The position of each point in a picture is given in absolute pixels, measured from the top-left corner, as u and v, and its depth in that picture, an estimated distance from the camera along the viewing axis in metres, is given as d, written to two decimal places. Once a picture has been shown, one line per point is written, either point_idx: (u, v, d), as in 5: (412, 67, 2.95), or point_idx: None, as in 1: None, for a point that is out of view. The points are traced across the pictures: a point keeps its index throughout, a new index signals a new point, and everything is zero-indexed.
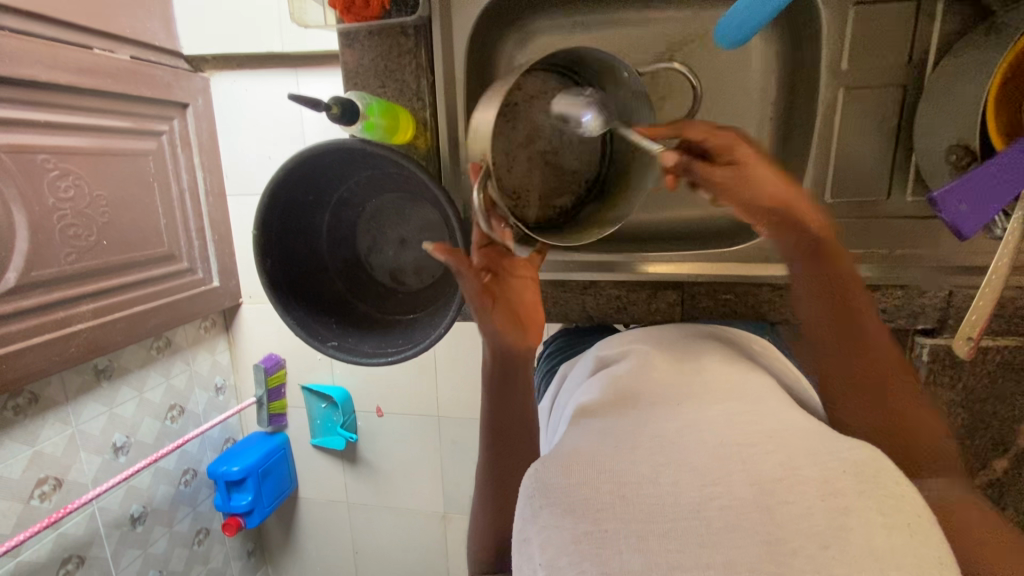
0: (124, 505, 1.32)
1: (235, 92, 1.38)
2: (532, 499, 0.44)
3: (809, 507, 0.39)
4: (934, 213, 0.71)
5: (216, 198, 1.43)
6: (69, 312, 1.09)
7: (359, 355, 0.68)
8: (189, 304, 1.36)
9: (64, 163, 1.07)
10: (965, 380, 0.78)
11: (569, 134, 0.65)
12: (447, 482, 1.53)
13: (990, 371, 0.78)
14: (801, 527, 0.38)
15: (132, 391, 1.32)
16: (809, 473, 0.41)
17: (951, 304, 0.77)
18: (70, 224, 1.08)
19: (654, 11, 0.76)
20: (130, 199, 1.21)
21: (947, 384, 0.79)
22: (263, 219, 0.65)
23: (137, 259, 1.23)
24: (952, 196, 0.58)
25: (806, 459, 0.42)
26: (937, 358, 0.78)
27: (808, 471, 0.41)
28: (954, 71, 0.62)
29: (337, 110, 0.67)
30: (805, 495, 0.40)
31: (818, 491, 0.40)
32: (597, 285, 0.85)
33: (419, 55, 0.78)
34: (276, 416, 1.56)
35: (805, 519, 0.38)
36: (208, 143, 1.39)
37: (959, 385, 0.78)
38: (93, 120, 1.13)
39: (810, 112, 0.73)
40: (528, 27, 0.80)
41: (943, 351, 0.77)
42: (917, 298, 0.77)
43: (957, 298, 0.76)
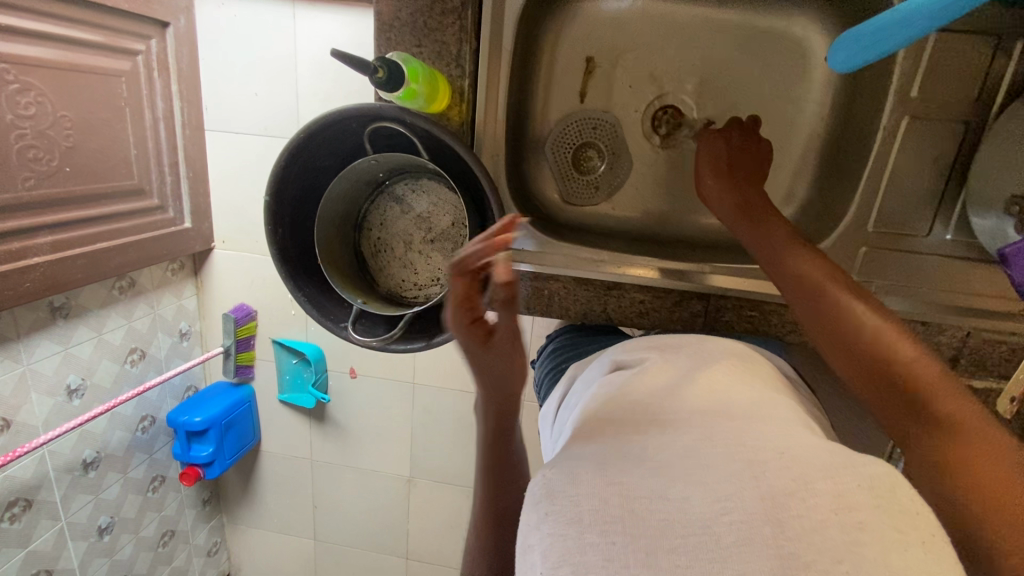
0: (76, 450, 1.25)
1: (222, 17, 1.25)
2: (537, 504, 0.44)
3: (823, 521, 0.39)
4: (964, 253, 0.74)
5: (194, 131, 1.30)
6: (26, 243, 0.99)
7: (414, 325, 0.65)
8: (157, 244, 1.26)
9: (26, 77, 0.95)
10: None
11: (425, 208, 0.70)
12: (416, 447, 1.52)
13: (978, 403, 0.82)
14: (815, 541, 0.38)
15: (90, 331, 1.23)
16: (820, 485, 0.41)
17: (967, 343, 0.76)
18: (29, 145, 0.97)
19: (715, 12, 0.79)
20: (99, 123, 1.09)
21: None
22: (276, 198, 0.60)
23: (103, 190, 1.13)
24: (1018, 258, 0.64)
25: (819, 472, 0.42)
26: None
27: (822, 484, 0.41)
28: None
29: (382, 74, 0.62)
30: (817, 508, 0.40)
31: (832, 504, 0.40)
32: (621, 287, 0.82)
33: (464, 16, 0.71)
34: (243, 367, 1.51)
35: (817, 531, 0.39)
36: (189, 71, 1.26)
37: None
38: (59, 28, 1.00)
39: (871, 137, 0.74)
40: (578, 9, 0.80)
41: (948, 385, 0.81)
42: (937, 334, 0.76)
43: (973, 339, 0.75)
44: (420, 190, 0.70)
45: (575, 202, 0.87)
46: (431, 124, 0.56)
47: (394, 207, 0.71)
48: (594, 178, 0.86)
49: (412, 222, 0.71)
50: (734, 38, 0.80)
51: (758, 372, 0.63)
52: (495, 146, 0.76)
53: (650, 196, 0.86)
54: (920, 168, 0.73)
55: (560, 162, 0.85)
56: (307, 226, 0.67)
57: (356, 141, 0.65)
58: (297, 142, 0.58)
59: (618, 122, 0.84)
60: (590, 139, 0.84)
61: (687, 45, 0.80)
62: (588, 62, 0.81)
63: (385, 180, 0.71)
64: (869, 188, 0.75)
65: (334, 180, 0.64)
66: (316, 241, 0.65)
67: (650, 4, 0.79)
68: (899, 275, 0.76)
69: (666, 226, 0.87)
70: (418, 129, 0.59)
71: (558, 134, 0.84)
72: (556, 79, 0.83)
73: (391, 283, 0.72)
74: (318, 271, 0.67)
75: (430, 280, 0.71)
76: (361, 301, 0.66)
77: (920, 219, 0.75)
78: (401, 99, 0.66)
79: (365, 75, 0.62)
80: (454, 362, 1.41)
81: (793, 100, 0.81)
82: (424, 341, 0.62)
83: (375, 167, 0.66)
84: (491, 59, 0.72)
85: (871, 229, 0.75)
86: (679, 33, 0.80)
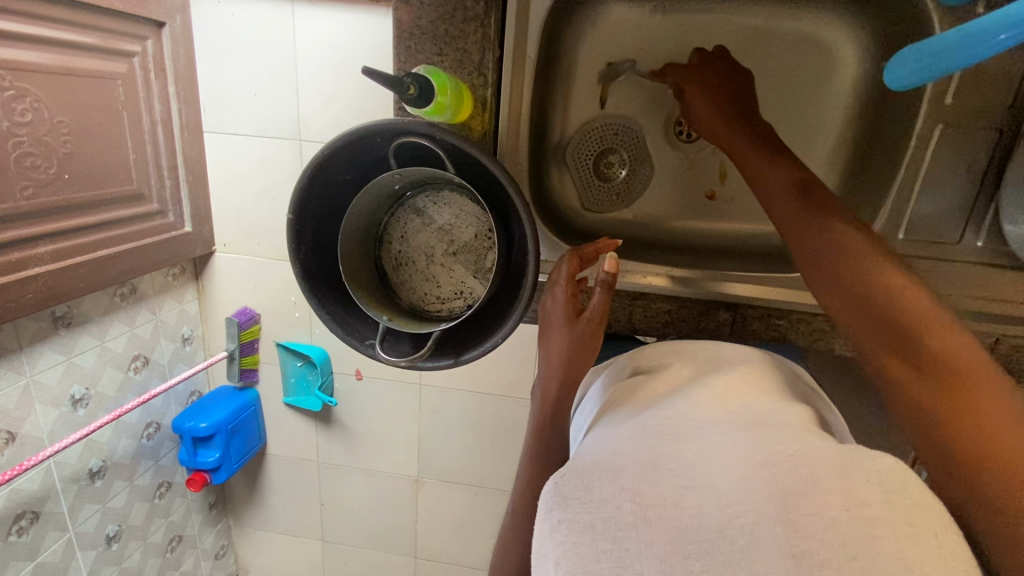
0: (82, 459, 1.24)
1: (219, 17, 1.21)
2: (550, 513, 0.44)
3: (834, 517, 0.38)
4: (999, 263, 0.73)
5: (193, 134, 1.28)
6: (26, 253, 0.96)
7: (441, 344, 0.64)
8: (157, 250, 1.24)
9: (21, 82, 0.92)
10: None
11: (447, 221, 0.69)
12: (424, 448, 1.52)
13: None
14: (829, 539, 0.36)
15: (93, 340, 1.21)
16: (829, 482, 0.40)
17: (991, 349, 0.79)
18: (26, 152, 0.94)
19: (739, 15, 0.77)
20: (96, 128, 1.06)
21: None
22: (298, 216, 0.59)
23: (102, 197, 1.10)
24: None
25: (829, 471, 0.41)
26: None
27: (831, 482, 0.40)
28: None
29: (414, 91, 0.62)
30: (829, 506, 0.38)
31: (843, 501, 0.38)
32: (648, 297, 0.83)
33: (486, 25, 0.69)
34: (247, 371, 1.49)
35: (829, 529, 0.37)
36: (185, 72, 1.23)
37: None
38: (52, 31, 0.97)
39: (901, 147, 0.74)
40: (600, 10, 0.78)
41: None
42: None
43: None
44: (441, 203, 0.69)
45: (594, 209, 0.85)
46: (460, 139, 0.54)
47: (414, 221, 0.70)
48: (614, 186, 0.84)
49: (434, 236, 0.70)
50: (757, 41, 0.78)
51: (774, 377, 0.62)
52: (516, 156, 0.75)
53: (671, 203, 0.85)
54: (950, 166, 0.72)
55: (580, 170, 0.84)
56: (327, 241, 0.65)
57: (380, 155, 0.63)
58: (321, 158, 0.56)
59: (640, 129, 0.82)
60: (611, 146, 0.83)
61: (711, 49, 0.79)
62: (609, 68, 0.80)
63: (406, 194, 0.69)
64: (898, 199, 0.74)
65: (356, 198, 0.62)
66: (339, 258, 0.63)
67: (672, 9, 0.78)
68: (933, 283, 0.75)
69: (691, 233, 0.85)
70: (446, 144, 0.58)
71: (579, 141, 0.83)
72: (576, 85, 0.81)
73: (414, 297, 0.71)
74: (339, 288, 0.66)
75: (455, 294, 0.70)
76: (387, 319, 0.64)
77: (952, 228, 0.73)
78: (429, 113, 0.66)
79: (392, 91, 0.61)
80: None
81: (817, 105, 0.80)
82: (453, 357, 0.61)
83: (395, 181, 0.65)
84: (515, 70, 0.71)
85: (901, 238, 0.74)
86: (702, 37, 0.78)
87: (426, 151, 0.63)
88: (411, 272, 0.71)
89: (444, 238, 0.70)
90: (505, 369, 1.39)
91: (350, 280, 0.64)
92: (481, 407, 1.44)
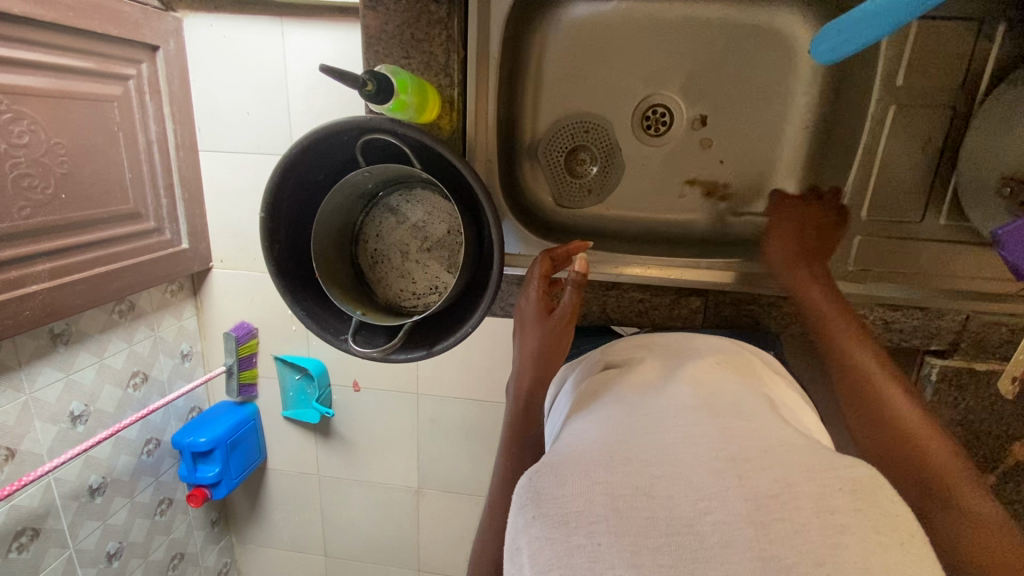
0: (81, 477, 1.25)
1: (213, 39, 1.25)
2: (524, 508, 0.42)
3: (805, 524, 0.37)
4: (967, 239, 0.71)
5: (188, 153, 1.31)
6: (23, 271, 0.99)
7: (415, 337, 0.66)
8: (154, 267, 1.26)
9: (17, 106, 0.96)
10: (967, 401, 0.81)
11: (419, 219, 0.71)
12: (423, 458, 1.51)
13: (993, 395, 0.80)
14: (798, 545, 0.36)
15: (91, 357, 1.23)
16: (802, 488, 0.39)
17: None
18: (23, 173, 0.97)
19: (700, 6, 0.76)
20: (92, 149, 1.09)
21: (949, 403, 0.81)
22: (270, 214, 0.60)
23: (98, 216, 1.13)
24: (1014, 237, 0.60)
25: (803, 475, 0.40)
26: (945, 378, 0.79)
27: (803, 487, 0.39)
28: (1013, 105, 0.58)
29: (371, 88, 0.61)
30: (800, 512, 0.37)
31: (813, 506, 0.38)
32: (620, 287, 0.84)
33: (450, 27, 0.71)
34: (247, 386, 1.50)
35: (799, 534, 0.36)
36: (180, 93, 1.27)
37: (961, 405, 0.81)
38: (48, 57, 1.00)
39: (856, 126, 0.72)
40: (560, 8, 0.77)
41: (951, 372, 0.79)
42: (935, 320, 0.76)
43: None
44: (413, 200, 0.70)
45: (567, 205, 0.84)
46: (421, 133, 0.56)
47: (387, 220, 0.72)
48: (586, 182, 0.84)
49: (408, 233, 0.71)
50: (722, 34, 0.76)
51: (741, 364, 0.61)
52: (483, 155, 0.76)
53: (644, 197, 0.83)
54: (907, 148, 0.71)
55: (552, 165, 0.83)
56: (301, 239, 0.67)
57: (349, 154, 0.65)
58: (290, 157, 0.58)
59: (608, 124, 0.81)
60: (582, 143, 0.82)
61: (676, 43, 0.77)
62: (572, 63, 0.79)
63: (379, 193, 0.71)
64: (857, 183, 0.73)
65: (327, 197, 0.64)
66: (312, 255, 0.65)
67: (633, 6, 0.76)
68: (900, 263, 0.73)
69: (667, 226, 0.84)
70: (411, 139, 0.59)
71: (549, 138, 0.82)
72: (543, 82, 0.80)
73: (390, 294, 0.72)
74: (314, 286, 0.67)
75: (429, 289, 0.71)
76: (360, 313, 0.66)
77: (912, 206, 0.72)
78: (390, 111, 0.66)
79: (354, 89, 0.61)
80: (457, 371, 1.41)
81: (781, 98, 0.78)
82: (425, 350, 0.63)
83: (365, 180, 0.66)
84: (479, 69, 0.72)
85: (863, 216, 0.73)
86: (666, 33, 0.77)
87: (393, 148, 0.65)
88: (386, 269, 0.72)
89: (418, 235, 0.71)
90: (502, 375, 1.39)
91: (323, 276, 0.66)
92: (478, 415, 1.44)
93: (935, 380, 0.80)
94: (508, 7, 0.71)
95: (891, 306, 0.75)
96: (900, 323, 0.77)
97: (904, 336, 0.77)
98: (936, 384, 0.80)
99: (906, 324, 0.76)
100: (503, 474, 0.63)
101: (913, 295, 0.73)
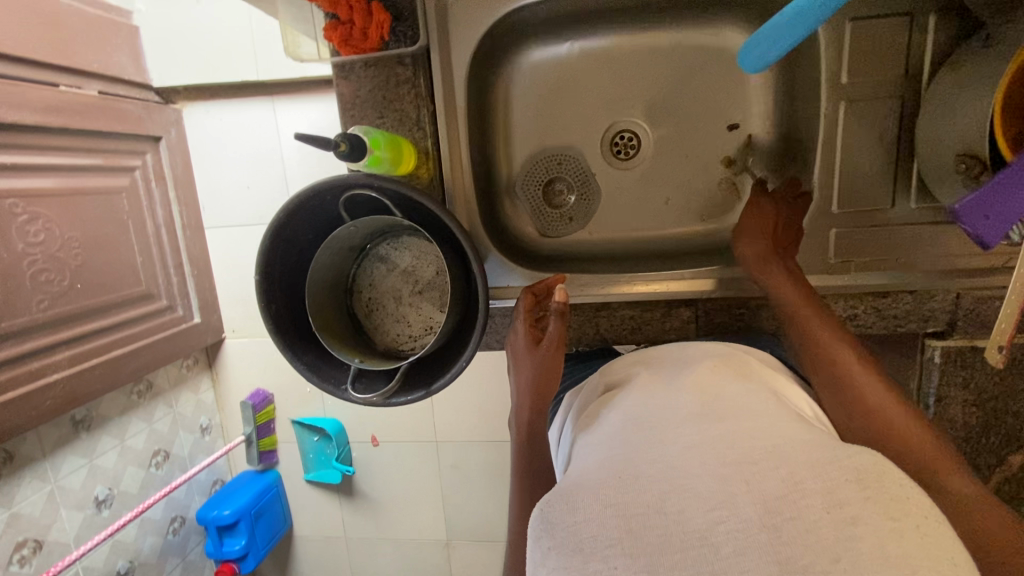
0: (109, 562, 1.25)
1: (211, 124, 1.34)
2: (539, 540, 0.42)
3: (816, 520, 0.36)
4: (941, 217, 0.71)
5: (195, 232, 1.37)
6: (44, 362, 1.03)
7: (416, 380, 0.67)
8: (169, 344, 1.29)
9: (33, 208, 1.02)
10: (977, 378, 0.79)
11: (409, 264, 0.74)
12: (449, 508, 1.48)
13: (1002, 370, 0.78)
14: (809, 542, 0.35)
15: (113, 440, 1.25)
16: (809, 484, 0.38)
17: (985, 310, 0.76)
18: (40, 269, 1.02)
19: (647, 33, 0.80)
20: (103, 239, 1.15)
21: (959, 385, 0.80)
22: (265, 275, 0.63)
23: (113, 301, 1.17)
24: (972, 209, 0.56)
25: (808, 471, 0.39)
26: (950, 359, 0.79)
27: (811, 484, 0.38)
28: (961, 82, 0.60)
29: (345, 148, 0.64)
30: (810, 508, 0.37)
31: (822, 502, 0.37)
32: (610, 306, 0.85)
33: (417, 85, 0.77)
34: (266, 454, 1.49)
35: (811, 532, 0.36)
36: (183, 177, 1.34)
37: (971, 384, 0.79)
38: (60, 158, 1.07)
39: (812, 124, 0.74)
40: (522, 53, 0.82)
41: (955, 352, 0.78)
42: (928, 301, 0.76)
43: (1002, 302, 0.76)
44: (402, 247, 0.74)
45: (551, 235, 0.87)
46: (396, 184, 0.59)
47: (379, 269, 0.75)
48: (566, 210, 0.86)
49: (399, 278, 0.74)
50: (674, 55, 0.80)
51: (741, 367, 0.61)
52: (464, 197, 0.79)
53: (625, 218, 0.85)
54: (865, 138, 0.72)
55: (532, 199, 0.86)
56: (297, 296, 0.69)
57: (336, 212, 0.68)
58: (278, 222, 0.61)
59: (580, 154, 0.84)
60: (557, 174, 0.85)
61: (631, 70, 0.81)
62: (538, 101, 0.83)
63: (370, 244, 0.74)
64: (823, 179, 0.73)
65: (318, 254, 0.68)
66: (309, 310, 0.67)
67: (586, 43, 0.81)
68: (880, 249, 0.74)
69: (652, 242, 0.85)
70: (391, 192, 0.62)
71: (525, 174, 0.86)
72: (512, 123, 0.85)
73: (388, 339, 0.75)
74: (314, 341, 0.69)
75: (424, 329, 0.73)
76: (359, 360, 0.67)
77: (883, 193, 0.73)
78: (367, 166, 0.70)
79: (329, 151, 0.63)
80: (473, 414, 1.40)
81: (739, 106, 0.81)
82: (424, 389, 0.64)
83: (353, 233, 0.70)
84: (449, 118, 0.76)
85: (834, 210, 0.73)
86: (622, 63, 0.81)
87: (375, 202, 0.68)
88: (383, 316, 0.75)
89: (409, 279, 0.74)
90: None
91: (320, 329, 0.68)
92: (499, 456, 1.42)
93: (939, 360, 0.79)
94: (471, 55, 0.75)
95: (873, 294, 0.77)
96: (892, 309, 0.77)
97: (900, 321, 0.78)
98: (940, 367, 0.79)
99: (898, 309, 0.77)
100: (518, 508, 0.62)
101: (902, 279, 0.74)
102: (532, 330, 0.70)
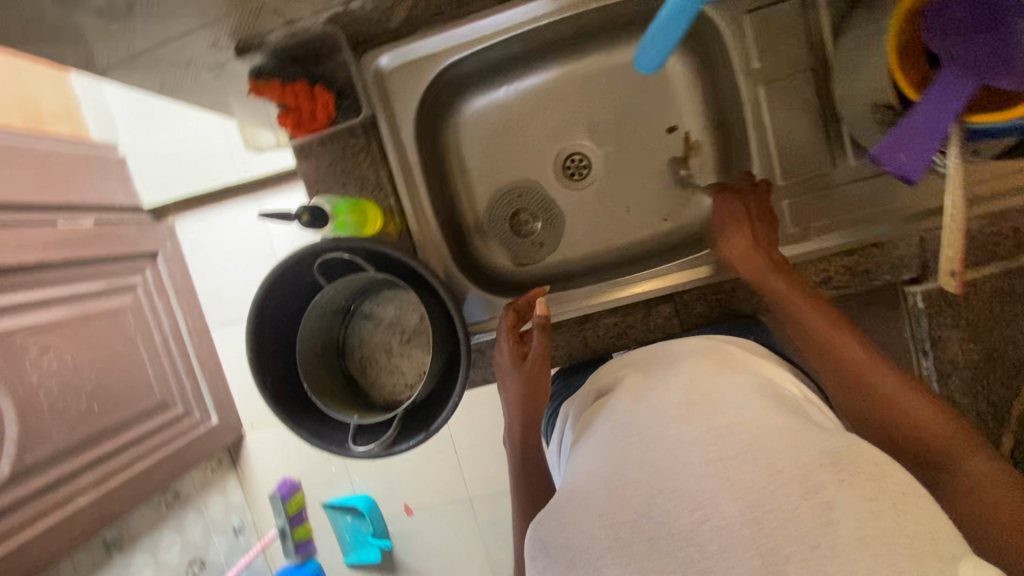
0: None
1: (203, 230, 1.41)
2: (537, 561, 0.43)
3: (794, 508, 0.37)
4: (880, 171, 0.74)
5: (201, 335, 1.41)
6: (69, 490, 1.06)
7: (415, 426, 0.68)
8: (189, 451, 1.30)
9: (43, 339, 1.05)
10: (967, 315, 0.78)
11: (393, 316, 0.77)
12: (497, 567, 1.42)
13: (988, 302, 0.78)
14: (789, 533, 0.36)
15: (147, 557, 1.26)
16: (786, 472, 0.39)
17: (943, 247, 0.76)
18: (56, 397, 1.04)
19: (571, 64, 0.86)
20: (115, 356, 1.17)
21: (950, 325, 0.78)
22: (256, 348, 0.65)
23: (126, 417, 1.18)
24: (889, 149, 0.59)
25: (785, 459, 0.39)
26: (932, 299, 0.77)
27: (787, 470, 0.39)
28: (857, 44, 0.64)
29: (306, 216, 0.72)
30: (789, 497, 0.37)
31: (801, 489, 0.37)
32: (593, 318, 0.85)
33: (371, 150, 0.82)
34: (303, 543, 1.46)
35: (789, 522, 0.36)
36: (183, 285, 1.39)
37: (963, 321, 0.78)
38: (63, 287, 1.11)
39: (739, 112, 0.78)
40: (463, 106, 0.87)
41: (936, 294, 0.77)
42: (895, 249, 0.76)
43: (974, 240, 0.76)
44: (384, 301, 0.77)
45: (526, 262, 0.89)
46: (360, 242, 0.62)
47: (366, 326, 0.78)
48: (535, 237, 0.89)
49: (386, 332, 0.77)
50: (602, 76, 0.85)
51: (722, 355, 0.62)
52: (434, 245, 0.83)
53: (591, 233, 0.88)
54: (792, 115, 0.76)
55: (500, 233, 0.90)
56: (289, 367, 0.71)
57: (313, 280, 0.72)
58: (259, 299, 0.64)
59: (535, 182, 0.88)
60: (518, 206, 0.89)
61: (565, 99, 0.87)
62: (485, 143, 0.88)
63: (353, 304, 0.78)
64: (762, 158, 0.77)
65: (303, 321, 0.71)
66: (303, 377, 0.69)
67: (518, 82, 0.87)
68: (835, 210, 0.76)
69: (621, 253, 0.88)
70: (359, 250, 0.66)
71: (488, 211, 0.90)
72: (466, 166, 0.89)
73: (385, 393, 0.76)
74: (313, 407, 0.71)
75: (417, 376, 0.75)
76: (357, 417, 0.69)
77: (821, 158, 0.76)
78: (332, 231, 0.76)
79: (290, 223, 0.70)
80: (500, 462, 1.37)
81: (671, 109, 0.85)
82: (423, 432, 0.65)
83: (335, 295, 0.73)
84: (406, 172, 0.82)
85: (779, 182, 0.76)
86: (555, 94, 0.87)
87: (346, 267, 0.72)
88: (377, 371, 0.77)
89: (395, 331, 0.77)
90: None
91: (317, 392, 0.70)
92: None
93: (923, 305, 0.78)
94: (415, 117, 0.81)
95: (845, 251, 0.77)
96: (862, 265, 0.77)
97: (872, 275, 0.77)
98: (927, 310, 0.78)
99: (867, 264, 0.77)
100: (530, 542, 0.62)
101: (871, 235, 0.75)
102: (518, 347, 0.70)
